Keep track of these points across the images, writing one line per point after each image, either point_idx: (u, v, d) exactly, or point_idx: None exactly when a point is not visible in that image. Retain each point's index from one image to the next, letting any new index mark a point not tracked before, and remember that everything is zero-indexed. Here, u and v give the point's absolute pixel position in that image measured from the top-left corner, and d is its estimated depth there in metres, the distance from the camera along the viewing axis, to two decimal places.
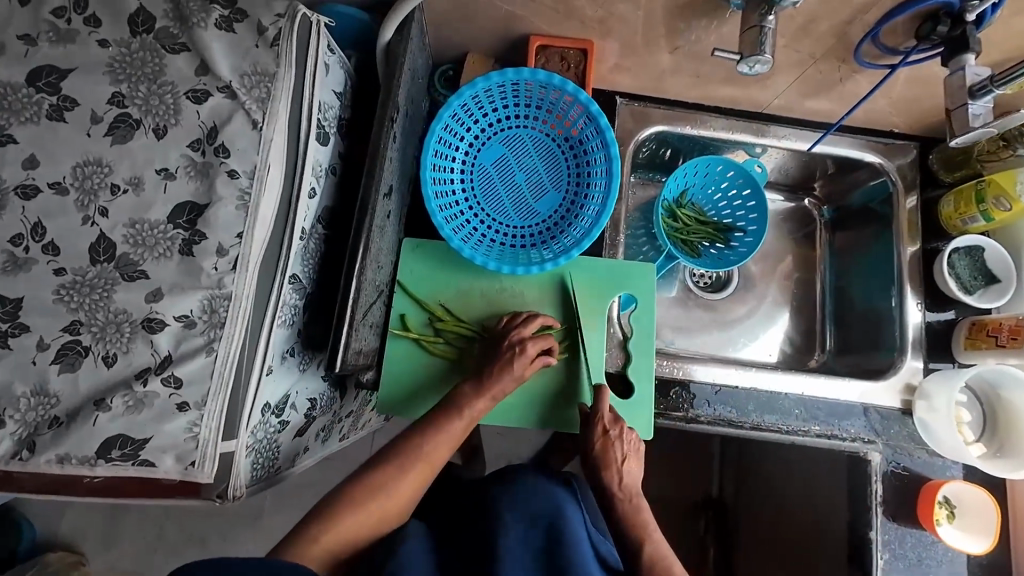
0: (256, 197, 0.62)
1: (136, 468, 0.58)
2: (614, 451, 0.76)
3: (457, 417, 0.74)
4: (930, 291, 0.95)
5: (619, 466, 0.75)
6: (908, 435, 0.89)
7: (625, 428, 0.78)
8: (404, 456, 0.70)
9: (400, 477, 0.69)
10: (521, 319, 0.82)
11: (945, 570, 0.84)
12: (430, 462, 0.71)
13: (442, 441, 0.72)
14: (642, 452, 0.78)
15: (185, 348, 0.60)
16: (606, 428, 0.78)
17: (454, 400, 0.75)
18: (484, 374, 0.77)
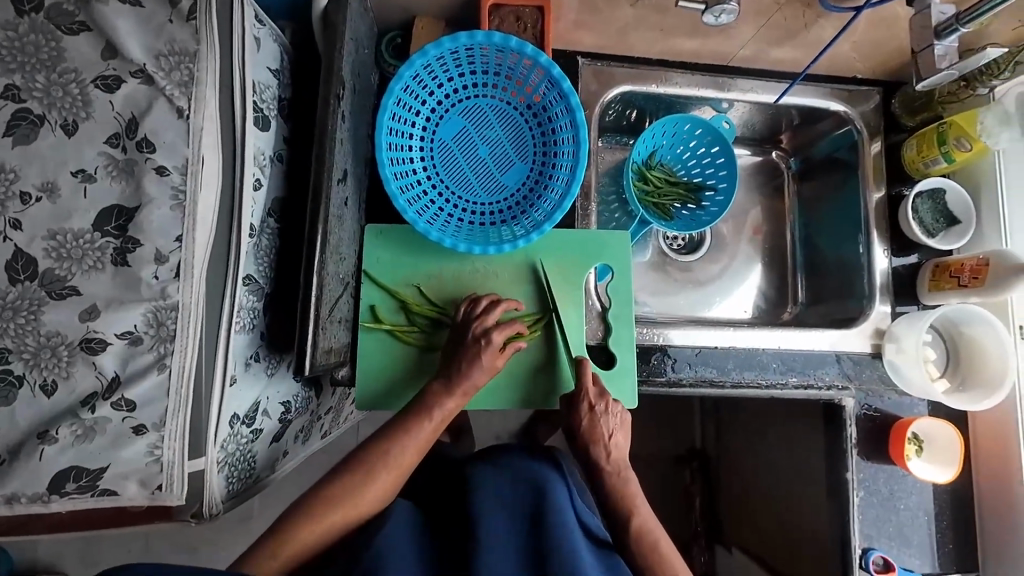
0: (192, 194, 0.56)
1: (97, 498, 0.54)
2: (603, 425, 0.77)
3: (427, 419, 0.74)
4: (896, 236, 0.96)
5: (607, 438, 0.76)
6: (879, 378, 0.92)
7: (610, 399, 0.78)
8: (374, 465, 0.70)
9: (372, 487, 0.69)
10: (482, 308, 0.79)
11: (915, 499, 0.89)
12: (403, 466, 0.71)
13: (410, 446, 0.72)
14: (628, 423, 0.79)
15: (134, 367, 0.55)
16: (591, 403, 0.78)
17: (422, 401, 0.75)
18: (453, 371, 0.75)
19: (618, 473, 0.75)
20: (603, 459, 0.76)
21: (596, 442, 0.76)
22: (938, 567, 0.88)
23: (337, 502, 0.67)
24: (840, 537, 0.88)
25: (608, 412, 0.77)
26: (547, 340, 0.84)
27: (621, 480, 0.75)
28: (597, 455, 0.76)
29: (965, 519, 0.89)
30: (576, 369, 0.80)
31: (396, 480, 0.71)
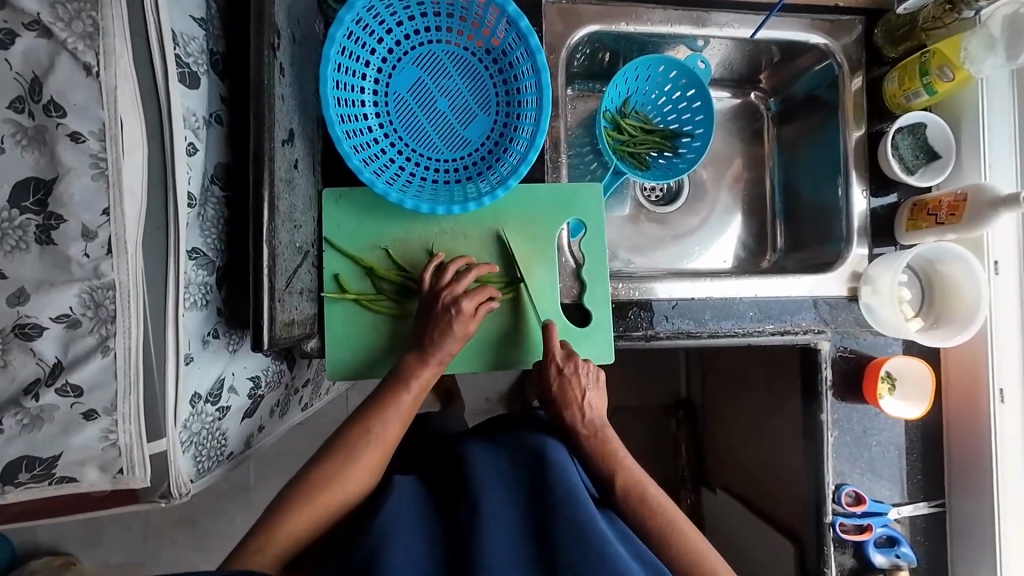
0: (115, 162, 0.51)
1: (55, 486, 0.53)
2: (573, 387, 0.77)
3: (405, 390, 0.73)
4: (875, 176, 0.94)
5: (579, 399, 0.76)
6: (854, 320, 0.92)
7: (577, 359, 0.77)
8: (358, 444, 0.71)
9: (357, 466, 0.70)
10: (450, 276, 0.76)
11: (886, 436, 0.91)
12: (387, 441, 0.72)
13: (393, 418, 0.72)
14: (603, 380, 0.78)
15: (75, 351, 0.52)
16: (559, 365, 0.77)
17: (400, 370, 0.74)
18: (425, 342, 0.74)
19: (602, 431, 0.76)
20: (580, 421, 0.76)
21: (568, 406, 0.76)
22: (907, 498, 0.92)
23: (331, 478, 0.68)
24: (814, 476, 0.91)
25: (578, 372, 0.76)
26: (518, 304, 0.82)
27: (604, 438, 0.76)
28: (570, 419, 0.77)
29: (933, 452, 0.92)
30: (543, 334, 0.79)
31: (384, 457, 0.72)
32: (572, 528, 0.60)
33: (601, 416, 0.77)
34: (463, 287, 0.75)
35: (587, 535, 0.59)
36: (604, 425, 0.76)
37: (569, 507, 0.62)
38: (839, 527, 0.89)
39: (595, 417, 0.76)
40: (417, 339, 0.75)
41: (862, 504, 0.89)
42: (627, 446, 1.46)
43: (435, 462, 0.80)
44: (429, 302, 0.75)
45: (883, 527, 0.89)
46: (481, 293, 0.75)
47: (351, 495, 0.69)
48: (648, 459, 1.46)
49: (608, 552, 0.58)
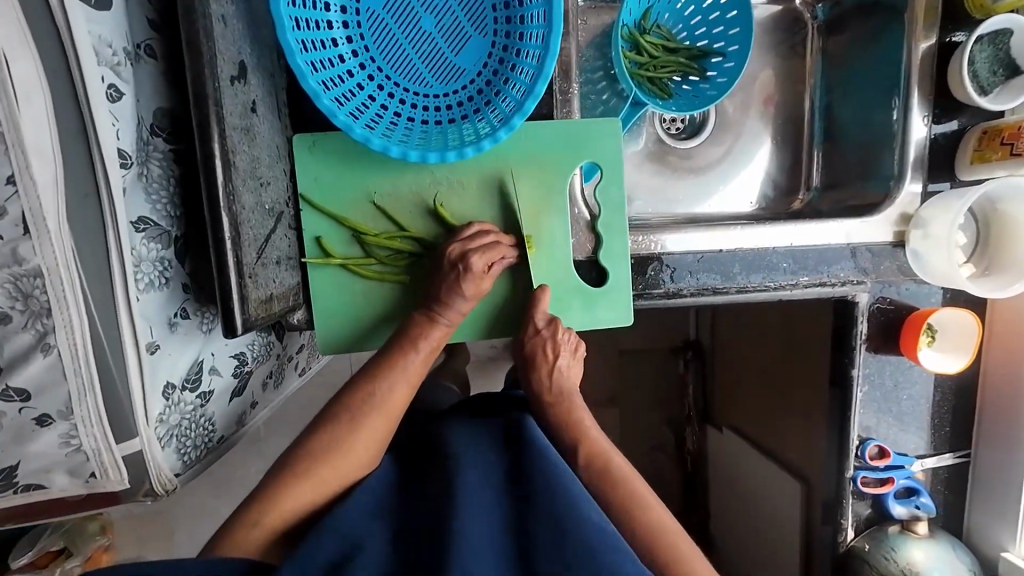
0: (9, 116, 0.40)
1: (23, 494, 0.48)
2: (546, 348, 0.71)
3: (413, 349, 0.66)
4: (940, 97, 0.80)
5: (552, 360, 0.72)
6: (897, 269, 0.82)
7: (559, 325, 0.71)
8: (362, 410, 0.63)
9: (360, 433, 0.63)
10: (468, 232, 0.68)
11: (918, 389, 0.87)
12: (394, 405, 0.65)
13: (400, 381, 0.65)
14: (580, 349, 0.74)
15: (12, 349, 0.44)
16: (538, 327, 0.71)
17: (407, 331, 0.66)
18: (435, 302, 0.66)
19: (566, 402, 0.73)
20: (546, 387, 0.73)
21: (535, 363, 0.71)
22: (931, 449, 0.89)
23: (324, 456, 0.61)
24: (839, 430, 0.87)
25: (557, 340, 0.71)
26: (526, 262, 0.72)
27: (570, 406, 0.72)
28: (537, 381, 0.73)
29: (965, 404, 0.88)
30: (533, 297, 0.71)
31: (390, 423, 0.65)
32: (549, 526, 0.55)
33: (571, 384, 0.74)
34: (477, 243, 0.67)
35: (567, 529, 0.54)
36: (571, 392, 0.73)
37: (547, 501, 0.57)
38: (860, 481, 0.87)
39: (562, 380, 0.73)
40: (425, 299, 0.67)
41: (886, 458, 0.86)
42: (635, 388, 1.43)
43: (420, 441, 0.72)
44: (439, 258, 0.67)
45: (905, 479, 0.87)
46: (495, 253, 0.67)
47: (337, 480, 0.61)
48: (656, 401, 1.43)
49: (590, 543, 0.52)
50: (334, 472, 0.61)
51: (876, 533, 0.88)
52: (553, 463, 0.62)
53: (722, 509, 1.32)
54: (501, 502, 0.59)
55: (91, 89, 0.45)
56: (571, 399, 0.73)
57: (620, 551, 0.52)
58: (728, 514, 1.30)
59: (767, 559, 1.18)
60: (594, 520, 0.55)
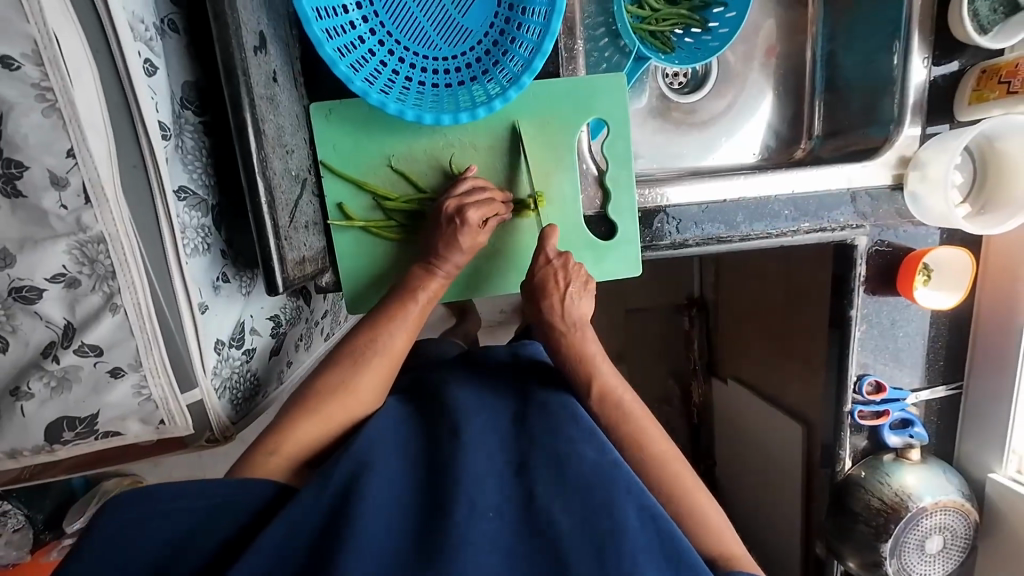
0: (64, 93, 0.43)
1: (102, 440, 0.54)
2: (555, 279, 0.72)
3: (412, 301, 0.70)
4: (941, 39, 0.81)
5: (562, 290, 0.72)
6: (895, 211, 0.85)
7: (570, 259, 0.73)
8: (365, 353, 0.68)
9: (368, 372, 0.67)
10: (462, 187, 0.70)
11: (913, 326, 0.91)
12: (394, 352, 0.69)
13: (400, 329, 0.69)
14: (591, 284, 0.74)
15: (83, 310, 0.49)
16: (549, 257, 0.73)
17: (406, 283, 0.70)
18: (432, 255, 0.70)
19: (578, 333, 0.73)
20: (558, 317, 0.73)
21: (546, 289, 0.72)
22: (925, 383, 0.94)
23: (332, 396, 0.65)
24: (838, 368, 0.92)
25: (567, 271, 0.73)
26: (534, 219, 0.76)
27: (580, 339, 0.73)
28: (548, 312, 0.73)
29: (959, 340, 0.92)
30: (541, 235, 0.73)
31: (394, 366, 0.69)
32: (549, 457, 0.60)
33: (583, 316, 0.73)
34: (473, 198, 0.69)
35: (567, 461, 0.59)
36: (584, 323, 0.73)
37: (549, 438, 0.62)
38: (857, 415, 0.93)
39: (574, 312, 0.73)
40: (423, 253, 0.71)
41: (882, 393, 0.92)
42: (642, 342, 1.47)
43: (416, 386, 0.76)
44: (435, 211, 0.70)
45: (900, 411, 0.93)
46: (491, 207, 0.70)
47: (346, 416, 0.66)
48: (663, 354, 1.48)
49: (587, 474, 0.57)
50: (342, 409, 0.65)
51: (873, 462, 0.94)
52: (557, 409, 0.66)
53: (727, 451, 1.40)
54: (505, 441, 0.63)
55: (130, 64, 0.47)
56: (583, 331, 0.74)
57: (615, 490, 0.56)
58: (733, 455, 1.37)
59: (770, 494, 1.26)
60: (591, 455, 0.60)
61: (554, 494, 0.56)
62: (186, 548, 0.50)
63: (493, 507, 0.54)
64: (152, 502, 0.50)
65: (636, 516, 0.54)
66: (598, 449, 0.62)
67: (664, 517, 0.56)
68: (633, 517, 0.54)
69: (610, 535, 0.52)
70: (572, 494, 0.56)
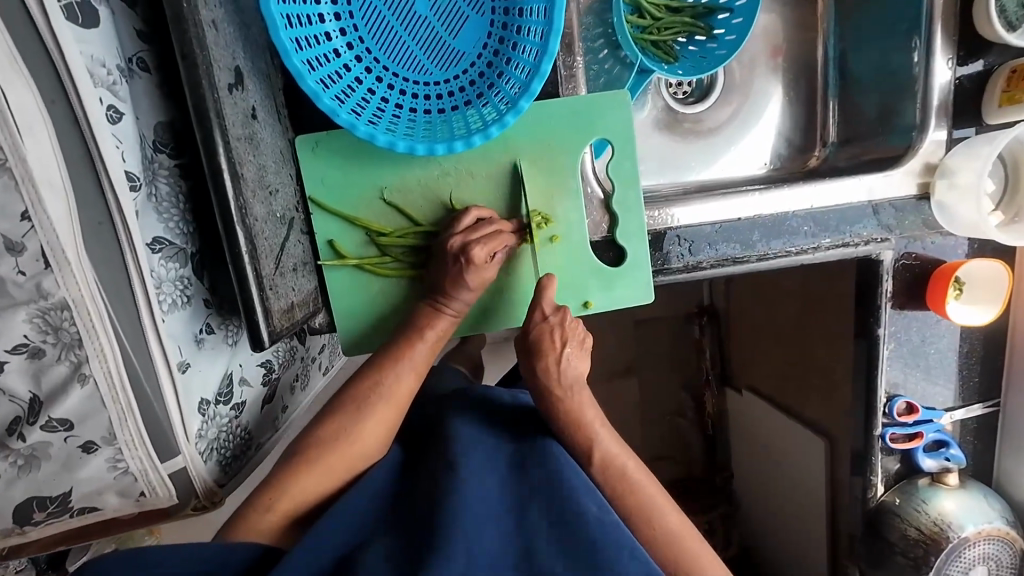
0: (14, 151, 0.39)
1: (78, 517, 0.50)
2: (551, 338, 0.66)
3: (419, 340, 0.65)
4: (965, 37, 0.76)
5: (558, 351, 0.66)
6: (922, 223, 0.80)
7: (568, 315, 0.67)
8: (369, 399, 0.63)
9: (371, 420, 0.63)
10: (468, 221, 0.66)
11: (944, 342, 0.86)
12: (400, 393, 0.64)
13: (405, 370, 0.64)
14: (587, 343, 0.68)
15: (50, 382, 0.45)
16: (545, 314, 0.67)
17: (412, 321, 0.66)
18: (439, 292, 0.66)
19: (575, 398, 0.66)
20: (553, 378, 0.66)
21: (542, 349, 0.66)
22: (959, 401, 0.88)
23: (334, 443, 0.61)
24: (866, 388, 0.86)
25: (564, 329, 0.66)
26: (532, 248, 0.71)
27: (576, 403, 0.66)
28: (542, 373, 0.67)
29: (994, 354, 0.87)
30: (539, 287, 0.67)
31: (399, 410, 0.64)
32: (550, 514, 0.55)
33: (580, 377, 0.67)
34: (480, 233, 0.64)
35: (567, 518, 0.54)
36: (581, 385, 0.67)
37: (549, 490, 0.57)
38: (888, 438, 0.88)
39: (570, 374, 0.66)
40: (430, 290, 0.67)
41: (914, 414, 0.86)
42: (652, 355, 1.41)
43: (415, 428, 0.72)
44: (440, 248, 0.66)
45: (933, 432, 0.88)
46: (499, 240, 0.65)
47: (347, 469, 0.61)
48: (675, 367, 1.42)
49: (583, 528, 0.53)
50: (343, 458, 0.61)
51: (906, 487, 0.89)
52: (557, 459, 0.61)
53: (746, 469, 1.34)
54: (506, 493, 0.58)
55: (91, 114, 0.43)
56: (580, 392, 0.67)
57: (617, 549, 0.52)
58: (753, 472, 1.31)
59: (794, 514, 1.20)
60: (594, 511, 0.55)
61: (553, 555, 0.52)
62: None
63: (487, 564, 0.51)
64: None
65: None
66: (599, 503, 0.56)
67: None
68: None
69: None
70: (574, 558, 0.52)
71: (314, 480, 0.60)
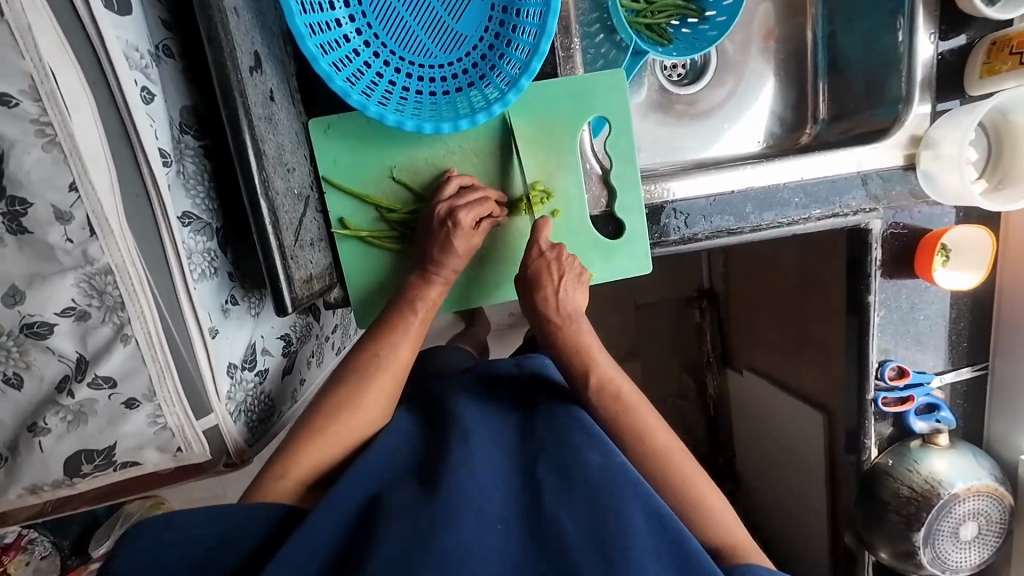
0: (63, 126, 0.43)
1: (121, 471, 0.54)
2: (548, 271, 0.71)
3: (411, 309, 0.69)
4: (947, 13, 0.79)
5: (555, 284, 0.71)
6: (908, 192, 0.83)
7: (563, 251, 0.71)
8: (367, 369, 0.67)
9: (370, 390, 0.66)
10: (453, 189, 0.69)
11: (933, 308, 0.89)
12: (399, 362, 0.68)
13: (399, 342, 0.68)
14: (584, 277, 0.73)
15: (95, 342, 0.49)
16: (541, 250, 0.71)
17: (404, 292, 0.69)
18: (428, 261, 0.69)
19: (573, 327, 0.72)
20: (552, 309, 0.72)
21: (541, 281, 0.71)
22: (949, 365, 0.91)
23: (337, 413, 0.64)
24: (859, 354, 0.90)
25: (561, 262, 0.71)
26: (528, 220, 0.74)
27: (576, 331, 0.72)
28: (542, 304, 0.72)
29: (982, 319, 0.90)
30: (534, 227, 0.71)
31: (399, 376, 0.68)
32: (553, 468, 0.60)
33: (578, 308, 0.72)
34: (465, 199, 0.68)
35: (571, 468, 0.59)
36: (578, 316, 0.72)
37: (556, 448, 0.62)
38: (880, 402, 0.91)
39: (569, 304, 0.71)
40: (420, 259, 0.70)
41: (905, 378, 0.90)
42: (654, 336, 1.44)
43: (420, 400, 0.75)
44: (427, 214, 0.69)
45: (924, 396, 0.91)
46: (482, 207, 0.68)
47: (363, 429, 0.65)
48: (676, 348, 1.46)
49: (591, 479, 0.58)
50: (360, 421, 0.64)
51: (900, 449, 0.92)
52: (564, 417, 0.67)
53: (747, 444, 1.37)
54: (512, 454, 0.62)
55: (127, 94, 0.47)
56: (578, 324, 0.72)
57: (620, 491, 0.57)
58: (754, 447, 1.34)
59: (794, 483, 1.23)
60: (598, 459, 0.60)
61: (559, 501, 0.56)
62: (220, 554, 0.50)
63: (501, 519, 0.54)
64: (178, 521, 0.51)
65: (644, 520, 0.54)
66: (603, 453, 0.61)
67: (672, 518, 0.56)
68: (641, 522, 0.54)
69: (616, 538, 0.52)
70: (579, 502, 0.56)
71: (332, 443, 0.63)
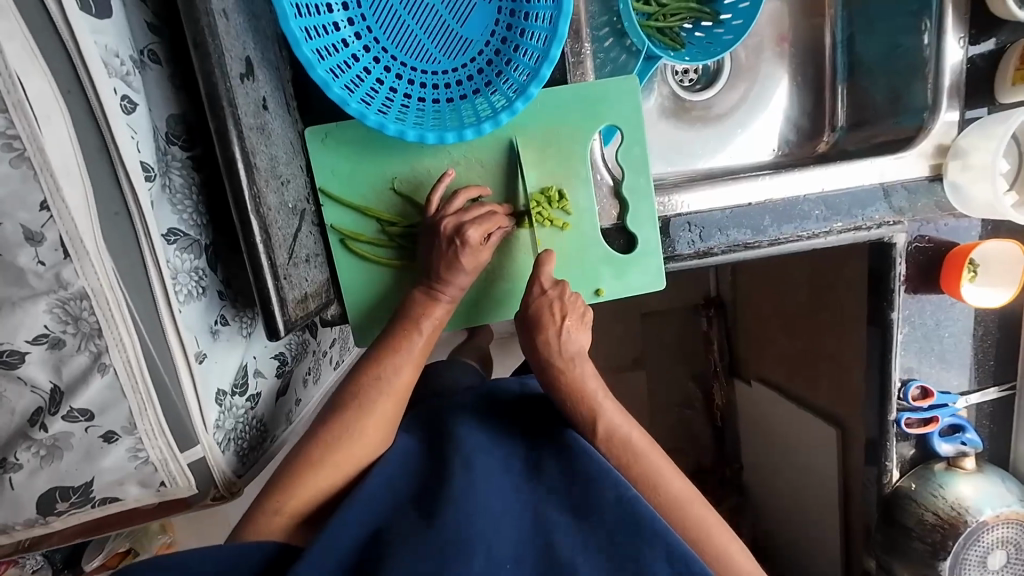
0: (32, 139, 0.39)
1: (100, 507, 0.50)
2: (549, 312, 0.65)
3: (416, 332, 0.64)
4: (976, 17, 0.76)
5: (558, 325, 0.65)
6: (936, 205, 0.78)
7: (567, 289, 0.66)
8: (367, 393, 0.62)
9: (371, 420, 0.61)
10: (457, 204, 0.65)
11: (957, 325, 0.85)
12: (400, 388, 0.63)
13: (403, 363, 0.63)
14: (588, 316, 0.67)
15: (70, 371, 0.45)
16: (543, 289, 0.66)
17: (407, 311, 0.64)
18: (433, 277, 0.64)
19: (577, 369, 0.65)
20: (553, 352, 0.65)
21: (542, 323, 0.65)
22: (975, 385, 0.87)
23: (337, 442, 0.59)
24: (880, 372, 0.85)
25: (563, 302, 0.65)
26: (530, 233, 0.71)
27: (579, 374, 0.65)
28: (543, 347, 0.65)
29: (1009, 336, 0.86)
30: (538, 263, 0.66)
31: (401, 403, 0.63)
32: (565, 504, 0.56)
33: (582, 350, 0.66)
34: (471, 215, 0.64)
35: (584, 506, 0.56)
36: (583, 357, 0.66)
37: (566, 482, 0.58)
38: (903, 423, 0.87)
39: (572, 346, 0.65)
40: (423, 275, 0.66)
41: (929, 398, 0.85)
42: (660, 346, 1.40)
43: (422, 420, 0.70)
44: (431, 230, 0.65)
45: (949, 417, 0.87)
46: (493, 223, 0.65)
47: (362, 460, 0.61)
48: (683, 359, 1.41)
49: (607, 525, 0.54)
50: (344, 458, 0.59)
51: (923, 472, 0.88)
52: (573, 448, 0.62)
53: (756, 458, 1.33)
54: (518, 485, 0.59)
55: (105, 103, 0.44)
56: (583, 366, 0.66)
57: (644, 539, 0.52)
58: (763, 462, 1.30)
59: (806, 502, 1.19)
60: (610, 495, 0.56)
61: (575, 544, 0.52)
62: None
63: (510, 559, 0.51)
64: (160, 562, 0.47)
65: (665, 565, 0.51)
66: (616, 485, 0.57)
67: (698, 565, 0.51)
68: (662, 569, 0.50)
69: None
70: (593, 545, 0.53)
71: (323, 478, 0.58)
